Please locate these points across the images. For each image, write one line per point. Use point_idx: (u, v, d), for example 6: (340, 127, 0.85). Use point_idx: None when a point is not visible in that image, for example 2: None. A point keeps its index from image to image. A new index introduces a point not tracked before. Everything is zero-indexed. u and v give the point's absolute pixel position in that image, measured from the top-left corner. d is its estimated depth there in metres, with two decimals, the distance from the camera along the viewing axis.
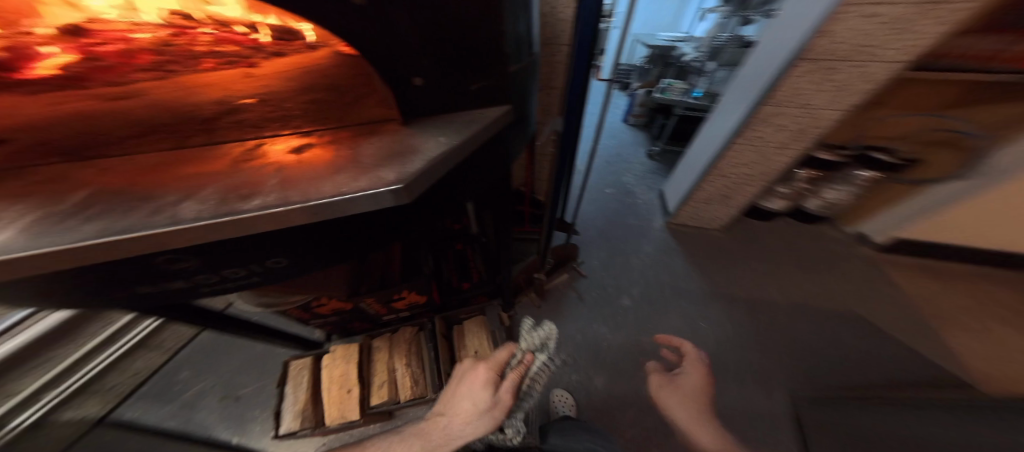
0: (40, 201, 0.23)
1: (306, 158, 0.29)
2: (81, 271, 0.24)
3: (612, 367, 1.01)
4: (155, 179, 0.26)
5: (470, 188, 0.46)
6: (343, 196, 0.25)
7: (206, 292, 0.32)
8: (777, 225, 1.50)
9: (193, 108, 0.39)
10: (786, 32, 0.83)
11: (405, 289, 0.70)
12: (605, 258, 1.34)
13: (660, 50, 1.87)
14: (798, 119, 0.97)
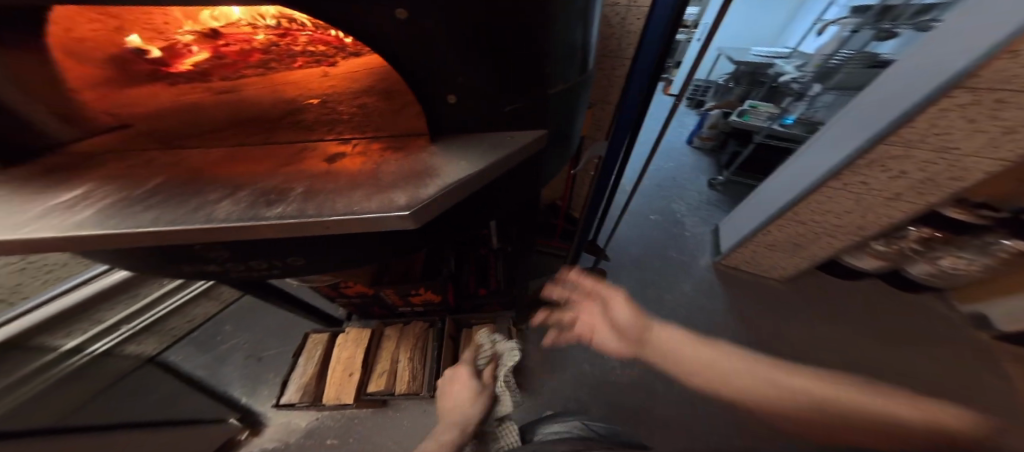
0: (123, 186, 0.28)
1: (336, 168, 0.31)
2: (149, 247, 0.31)
3: (616, 404, 0.95)
4: (210, 173, 0.30)
5: (488, 210, 0.46)
6: (353, 215, 0.26)
7: (233, 276, 0.37)
8: (864, 288, 1.23)
9: (265, 108, 0.45)
10: (937, 57, 0.63)
11: (422, 287, 0.83)
12: (636, 288, 1.25)
13: (751, 67, 1.70)
14: (928, 165, 0.77)
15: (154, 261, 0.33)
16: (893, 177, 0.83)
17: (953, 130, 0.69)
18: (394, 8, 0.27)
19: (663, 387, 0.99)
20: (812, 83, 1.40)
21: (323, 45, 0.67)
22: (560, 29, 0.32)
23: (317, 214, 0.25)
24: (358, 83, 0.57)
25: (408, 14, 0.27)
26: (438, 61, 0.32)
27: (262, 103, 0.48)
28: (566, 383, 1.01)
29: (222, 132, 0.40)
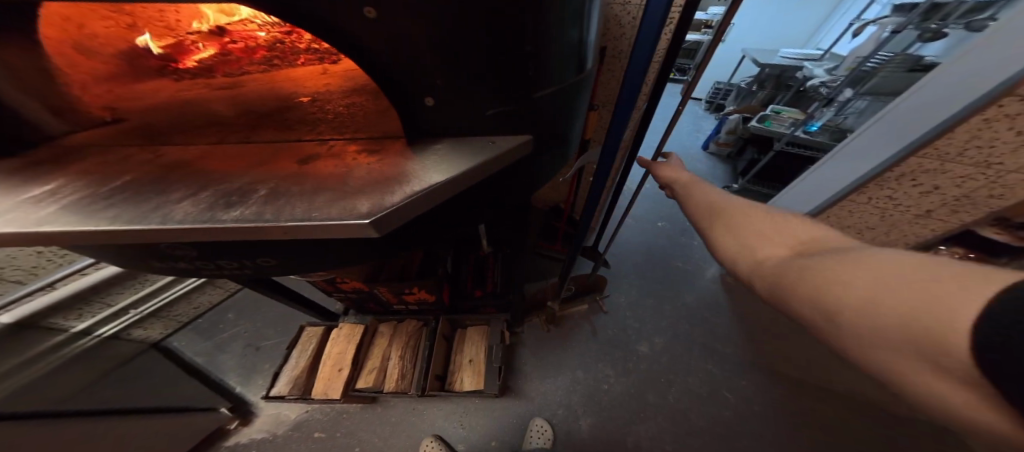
0: (94, 182, 0.29)
1: (305, 170, 0.31)
2: (120, 244, 0.32)
3: (608, 416, 0.93)
4: (182, 171, 0.30)
5: (469, 214, 0.45)
6: (308, 222, 0.25)
7: (205, 273, 0.37)
8: None
9: (255, 106, 0.46)
10: (982, 61, 0.57)
11: (415, 286, 0.83)
12: (638, 297, 1.21)
13: (776, 70, 1.62)
14: (966, 180, 0.70)
15: (133, 263, 0.35)
16: (924, 192, 0.77)
17: (995, 142, 0.62)
18: (363, 7, 0.26)
19: (659, 401, 0.95)
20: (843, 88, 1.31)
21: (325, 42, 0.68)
22: (542, 29, 0.31)
23: (275, 219, 0.25)
24: (353, 82, 0.57)
25: (378, 12, 0.26)
26: (413, 62, 0.31)
27: (253, 99, 0.48)
28: (558, 390, 0.99)
29: (208, 127, 0.40)
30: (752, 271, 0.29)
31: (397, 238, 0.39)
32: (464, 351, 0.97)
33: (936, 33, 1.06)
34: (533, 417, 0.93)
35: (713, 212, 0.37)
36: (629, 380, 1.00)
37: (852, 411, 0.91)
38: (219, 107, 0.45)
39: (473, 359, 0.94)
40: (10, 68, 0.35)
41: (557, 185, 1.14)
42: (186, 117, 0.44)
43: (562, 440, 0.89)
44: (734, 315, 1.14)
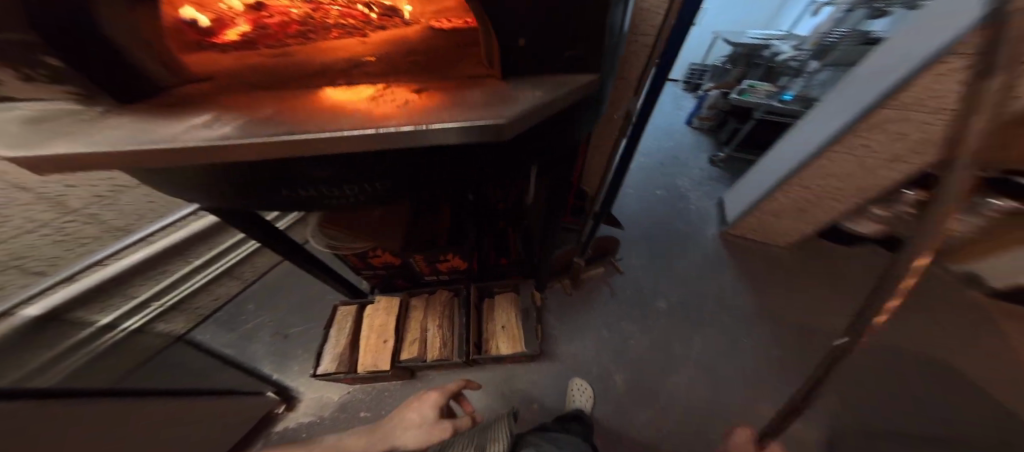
0: (243, 113, 0.34)
1: (423, 97, 0.38)
2: (262, 166, 0.42)
3: (637, 367, 1.02)
4: (318, 105, 0.37)
5: (533, 152, 0.51)
6: (455, 122, 0.33)
7: (326, 200, 0.49)
8: (859, 252, 1.36)
9: (328, 64, 0.49)
10: (935, 28, 0.69)
11: (450, 252, 0.88)
12: (649, 258, 1.30)
13: (747, 49, 1.74)
14: (926, 126, 0.83)
15: (273, 181, 0.44)
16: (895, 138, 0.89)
17: (947, 91, 0.74)
18: None
19: (681, 350, 1.05)
20: (810, 60, 1.44)
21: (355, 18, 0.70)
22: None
23: (425, 130, 0.33)
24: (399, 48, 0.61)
25: None
26: (510, 5, 0.35)
27: (321, 61, 0.51)
28: (587, 347, 1.07)
29: (304, 78, 0.44)
30: None
31: (475, 165, 0.49)
32: (495, 318, 0.99)
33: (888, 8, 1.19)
34: (571, 377, 0.99)
35: None
36: (651, 334, 1.08)
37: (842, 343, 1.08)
38: (298, 66, 0.48)
39: (506, 325, 0.97)
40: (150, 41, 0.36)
41: None
42: (265, 72, 0.46)
43: (599, 390, 0.97)
44: (734, 269, 1.27)
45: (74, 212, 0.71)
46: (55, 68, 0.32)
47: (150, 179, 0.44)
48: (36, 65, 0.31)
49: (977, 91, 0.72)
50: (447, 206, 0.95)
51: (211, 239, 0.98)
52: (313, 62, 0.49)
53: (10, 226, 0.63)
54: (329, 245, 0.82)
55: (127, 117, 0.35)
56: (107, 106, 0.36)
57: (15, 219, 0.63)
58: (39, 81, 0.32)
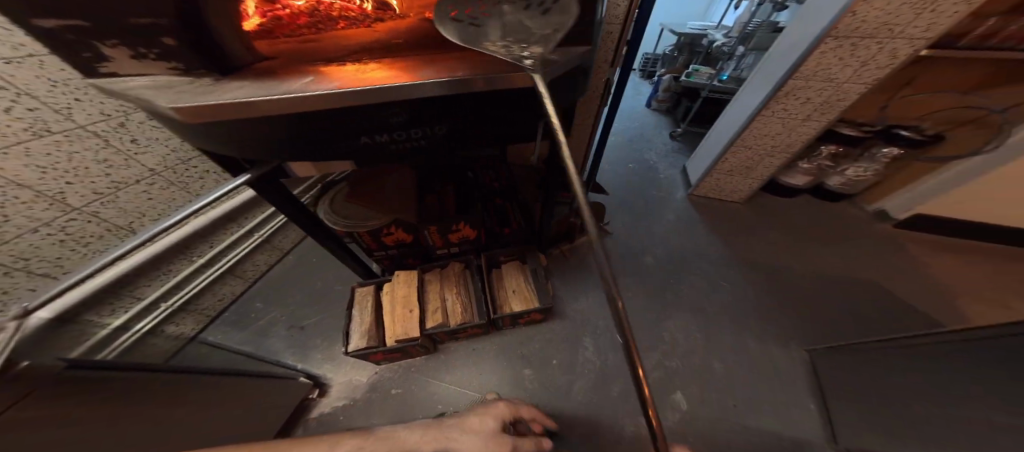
0: (341, 80, 0.45)
1: (464, 60, 0.55)
2: (340, 117, 0.47)
3: (635, 313, 1.17)
4: (393, 68, 0.50)
5: (550, 107, 0.63)
6: (506, 72, 0.49)
7: (393, 148, 0.56)
8: (796, 201, 1.65)
9: (365, 48, 0.61)
10: (816, 20, 0.94)
11: (462, 221, 0.96)
12: (631, 221, 1.47)
13: (689, 38, 2.00)
14: (823, 92, 1.07)
15: (342, 136, 0.50)
16: (805, 103, 1.13)
17: (833, 63, 0.99)
18: None
19: (670, 295, 1.23)
20: (737, 46, 1.70)
21: (352, 12, 0.78)
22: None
23: (483, 76, 0.49)
24: (407, 34, 0.70)
25: None
26: None
27: (353, 46, 0.61)
28: (592, 302, 1.20)
29: (357, 54, 0.57)
30: None
31: (507, 117, 0.59)
32: (506, 285, 1.08)
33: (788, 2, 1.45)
34: (582, 337, 1.11)
35: None
36: (643, 286, 1.25)
37: (792, 273, 1.33)
38: (342, 48, 0.60)
39: (517, 289, 1.06)
40: (237, 21, 0.43)
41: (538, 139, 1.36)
42: (316, 54, 0.56)
43: (609, 336, 1.11)
44: (703, 225, 1.48)
45: (74, 210, 0.69)
46: (166, 47, 0.37)
47: (213, 142, 0.47)
48: (150, 46, 0.37)
49: (851, 64, 0.97)
50: (450, 186, 1.01)
51: (221, 231, 0.97)
52: (354, 46, 0.61)
53: (12, 225, 0.61)
54: (346, 225, 0.87)
55: (236, 83, 0.42)
56: (211, 78, 0.42)
57: (15, 217, 0.61)
58: (150, 58, 0.37)
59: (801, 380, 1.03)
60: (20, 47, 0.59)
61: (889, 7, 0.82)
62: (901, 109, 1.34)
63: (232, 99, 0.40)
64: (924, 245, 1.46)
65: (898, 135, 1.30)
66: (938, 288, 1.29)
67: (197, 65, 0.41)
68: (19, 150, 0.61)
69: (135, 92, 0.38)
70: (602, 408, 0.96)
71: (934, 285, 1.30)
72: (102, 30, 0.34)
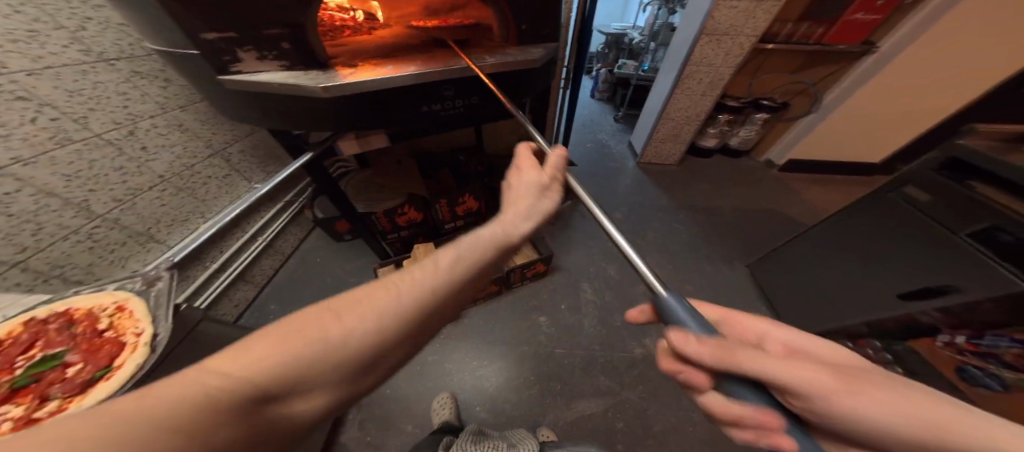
0: (403, 67, 0.62)
1: (479, 53, 0.75)
2: (403, 94, 0.62)
3: (617, 258, 1.43)
4: (435, 60, 0.68)
5: (539, 85, 0.84)
6: (515, 61, 0.71)
7: (437, 119, 0.71)
8: (714, 160, 2.11)
9: (394, 50, 0.78)
10: (693, 22, 1.45)
11: (467, 194, 1.14)
12: (598, 189, 1.76)
13: (614, 37, 2.42)
14: (709, 74, 1.57)
15: (400, 110, 0.64)
16: (700, 83, 1.60)
17: (710, 53, 1.48)
18: None
19: (640, 239, 1.51)
20: (650, 43, 2.15)
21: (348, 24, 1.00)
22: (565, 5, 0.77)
23: (504, 62, 0.70)
24: (415, 41, 0.90)
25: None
26: (524, 5, 0.72)
27: (383, 49, 0.77)
28: (581, 255, 1.44)
29: (396, 52, 0.72)
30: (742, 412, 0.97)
31: (516, 95, 0.79)
32: (510, 248, 1.27)
33: (676, 8, 1.90)
34: (580, 284, 1.32)
35: None
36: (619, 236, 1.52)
37: (722, 212, 1.72)
38: (378, 50, 0.76)
39: (519, 249, 1.26)
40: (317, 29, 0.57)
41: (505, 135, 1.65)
42: (362, 52, 0.71)
43: (600, 279, 1.34)
44: (653, 186, 1.83)
45: (98, 217, 0.70)
46: (282, 50, 0.53)
47: (296, 124, 0.60)
48: (274, 49, 0.52)
49: (719, 52, 1.47)
50: (446, 173, 1.23)
51: (236, 231, 1.03)
52: (387, 49, 0.77)
53: (45, 233, 0.62)
54: (367, 207, 1.00)
55: (320, 72, 0.55)
56: (302, 69, 0.55)
57: (47, 225, 0.62)
58: (269, 58, 0.52)
59: (742, 283, 1.37)
60: (41, 59, 0.61)
61: (731, 14, 1.34)
62: (763, 84, 1.86)
63: (340, 80, 0.55)
64: (803, 180, 1.97)
65: (764, 105, 1.80)
66: (817, 208, 1.77)
67: (299, 63, 0.55)
68: (47, 158, 0.62)
69: (263, 83, 0.51)
70: (613, 338, 1.15)
71: (813, 205, 1.79)
72: (243, 38, 0.49)
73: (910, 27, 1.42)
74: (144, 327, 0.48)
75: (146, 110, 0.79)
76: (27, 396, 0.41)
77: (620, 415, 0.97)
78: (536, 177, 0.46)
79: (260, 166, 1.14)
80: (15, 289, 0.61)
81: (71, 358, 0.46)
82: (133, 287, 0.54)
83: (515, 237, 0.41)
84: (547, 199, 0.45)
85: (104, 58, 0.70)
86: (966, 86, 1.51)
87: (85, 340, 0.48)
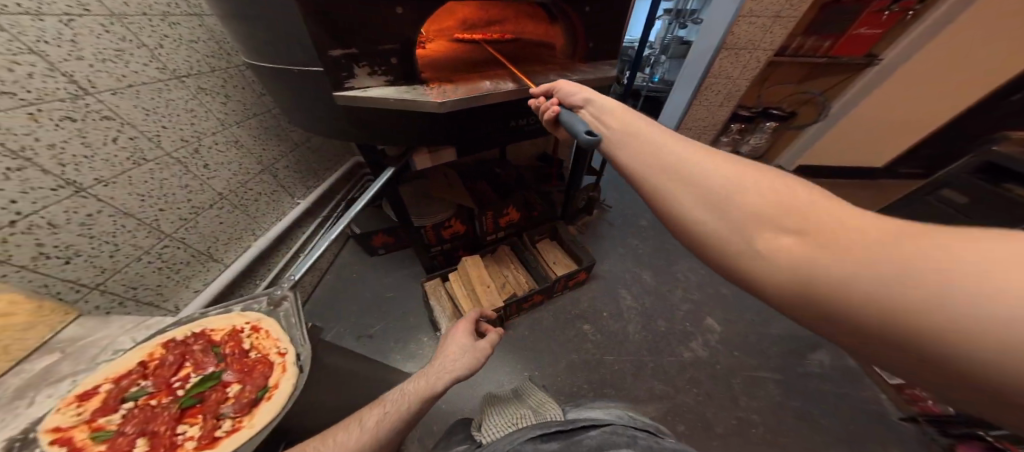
0: (494, 81, 0.66)
1: (549, 69, 0.79)
2: (496, 108, 0.68)
3: (651, 264, 1.44)
4: (519, 74, 0.72)
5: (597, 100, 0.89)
6: (590, 76, 0.75)
7: (515, 129, 0.76)
8: None
9: (468, 63, 0.82)
10: (711, 34, 1.50)
11: (512, 205, 1.15)
12: (621, 196, 1.80)
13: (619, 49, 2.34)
14: (725, 86, 1.64)
15: (489, 121, 0.69)
16: (717, 94, 1.68)
17: (728, 67, 1.55)
18: (586, 6, 0.71)
19: (670, 245, 1.54)
20: (660, 55, 2.17)
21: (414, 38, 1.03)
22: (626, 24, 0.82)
23: (582, 77, 0.74)
24: (472, 55, 0.92)
25: (590, 9, 0.72)
26: (592, 24, 0.76)
27: (454, 64, 0.80)
28: (614, 262, 1.45)
29: (475, 67, 0.76)
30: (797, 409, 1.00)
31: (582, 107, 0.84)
32: (550, 256, 1.24)
33: (687, 23, 1.94)
34: (619, 291, 1.33)
35: (772, 404, 1.01)
36: (650, 242, 1.55)
37: None
38: (453, 64, 0.80)
39: (558, 259, 1.24)
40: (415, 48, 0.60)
41: (530, 145, 1.70)
42: (447, 67, 0.76)
43: (638, 285, 1.36)
44: None
45: (167, 236, 0.74)
46: (388, 66, 0.58)
47: (390, 132, 0.64)
48: (382, 64, 0.57)
49: (737, 66, 1.54)
50: (486, 183, 1.25)
51: (281, 244, 1.07)
52: (460, 62, 0.81)
53: (121, 253, 0.66)
54: (421, 219, 1.01)
55: (420, 86, 0.60)
56: (401, 85, 0.60)
57: (125, 246, 0.66)
58: (379, 73, 0.57)
59: None
60: (124, 78, 0.62)
61: (749, 31, 1.41)
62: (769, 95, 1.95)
63: (438, 90, 0.59)
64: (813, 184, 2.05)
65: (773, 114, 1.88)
66: None
67: (399, 79, 0.60)
68: (124, 178, 0.64)
69: (374, 96, 0.56)
70: (660, 343, 1.16)
71: None
72: (364, 55, 0.54)
73: (914, 37, 1.51)
74: (285, 348, 0.53)
75: (208, 127, 0.80)
76: (197, 415, 0.48)
77: (678, 418, 0.98)
78: (469, 342, 0.67)
79: (302, 182, 1.15)
80: (95, 311, 0.64)
81: (227, 378, 0.54)
82: (261, 309, 0.58)
83: (438, 387, 0.56)
84: (472, 356, 0.64)
85: (177, 75, 0.72)
86: (952, 99, 1.64)
87: (236, 361, 0.54)
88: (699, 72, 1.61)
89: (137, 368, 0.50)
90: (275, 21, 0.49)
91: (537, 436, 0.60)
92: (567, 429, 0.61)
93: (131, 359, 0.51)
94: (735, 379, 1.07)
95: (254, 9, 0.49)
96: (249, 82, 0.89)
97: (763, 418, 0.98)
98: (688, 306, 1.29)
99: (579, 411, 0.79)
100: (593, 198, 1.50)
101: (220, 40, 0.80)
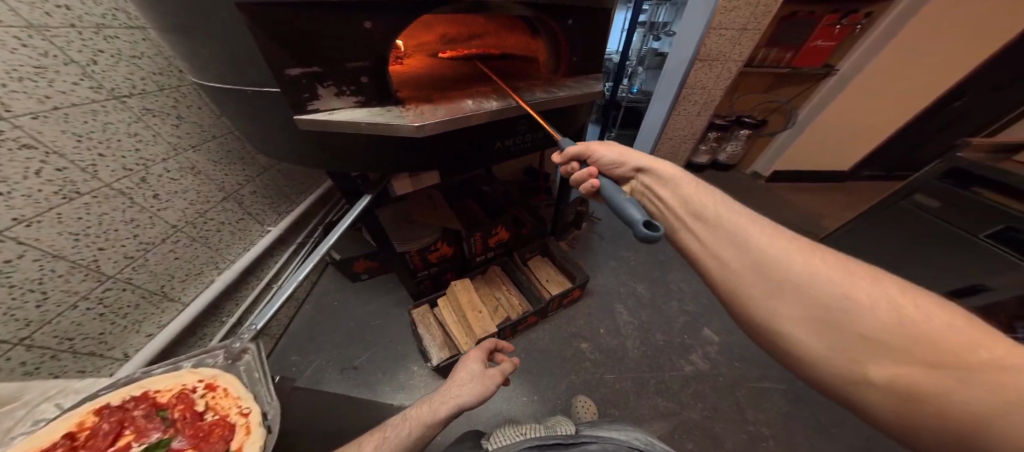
0: (476, 99, 0.62)
1: (533, 84, 0.76)
2: (480, 128, 0.64)
3: (645, 277, 1.43)
4: (502, 91, 0.69)
5: (582, 115, 0.87)
6: (575, 92, 0.73)
7: (500, 150, 0.72)
8: (708, 174, 2.24)
9: (449, 80, 0.78)
10: (686, 43, 1.49)
11: (500, 224, 1.10)
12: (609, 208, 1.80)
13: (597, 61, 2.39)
14: (700, 95, 1.68)
15: (472, 142, 0.65)
16: (694, 104, 1.72)
17: (703, 77, 1.60)
18: (568, 21, 0.70)
19: (661, 255, 1.53)
20: (637, 67, 2.22)
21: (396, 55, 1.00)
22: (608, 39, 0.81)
23: (567, 93, 0.72)
24: (454, 71, 0.89)
25: (571, 24, 0.71)
26: (575, 39, 0.75)
27: (433, 81, 0.76)
28: (607, 275, 1.43)
29: (456, 84, 0.73)
30: (802, 418, 0.98)
31: (568, 123, 0.82)
32: (541, 275, 1.19)
33: (661, 35, 2.00)
34: (615, 306, 1.30)
35: (778, 416, 0.99)
36: (640, 253, 1.54)
37: None
38: (433, 81, 0.76)
39: (550, 277, 1.18)
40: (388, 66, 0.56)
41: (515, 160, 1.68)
42: (426, 85, 0.71)
43: (632, 298, 1.33)
44: None
45: (109, 279, 0.64)
46: (359, 85, 0.53)
47: (364, 155, 0.59)
48: (350, 85, 0.52)
49: (711, 76, 1.60)
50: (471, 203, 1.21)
51: (250, 276, 0.98)
52: (440, 79, 0.77)
53: (51, 302, 0.56)
54: (403, 243, 0.94)
55: (394, 107, 0.56)
56: (374, 107, 0.56)
57: (54, 293, 0.56)
58: (348, 94, 0.52)
59: None
60: (48, 99, 0.54)
61: (721, 42, 1.47)
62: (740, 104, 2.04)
63: (414, 112, 0.54)
64: (790, 188, 2.13)
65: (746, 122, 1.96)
66: (816, 215, 1.89)
67: (374, 102, 0.56)
68: (52, 216, 0.55)
69: (340, 118, 0.51)
70: (660, 357, 1.13)
71: (816, 214, 1.90)
72: (330, 74, 0.49)
73: (868, 46, 1.61)
74: (249, 406, 0.45)
75: (157, 153, 0.71)
76: None
77: (687, 436, 0.94)
78: (479, 368, 0.61)
79: (272, 208, 1.07)
80: (18, 372, 0.54)
81: (179, 444, 0.41)
82: (218, 365, 0.50)
83: (439, 412, 0.49)
84: (481, 383, 0.57)
85: (115, 95, 0.63)
86: (897, 113, 1.78)
87: (190, 426, 0.44)
88: (676, 83, 1.65)
89: (63, 441, 0.39)
90: (225, 37, 0.44)
91: (531, 447, 0.57)
92: (567, 441, 0.59)
93: (56, 430, 0.40)
94: (739, 391, 1.05)
95: (202, 23, 0.43)
96: (205, 101, 0.81)
97: (772, 431, 0.96)
98: (685, 317, 1.27)
99: (594, 430, 0.75)
100: (582, 212, 1.48)
101: (169, 56, 0.73)
